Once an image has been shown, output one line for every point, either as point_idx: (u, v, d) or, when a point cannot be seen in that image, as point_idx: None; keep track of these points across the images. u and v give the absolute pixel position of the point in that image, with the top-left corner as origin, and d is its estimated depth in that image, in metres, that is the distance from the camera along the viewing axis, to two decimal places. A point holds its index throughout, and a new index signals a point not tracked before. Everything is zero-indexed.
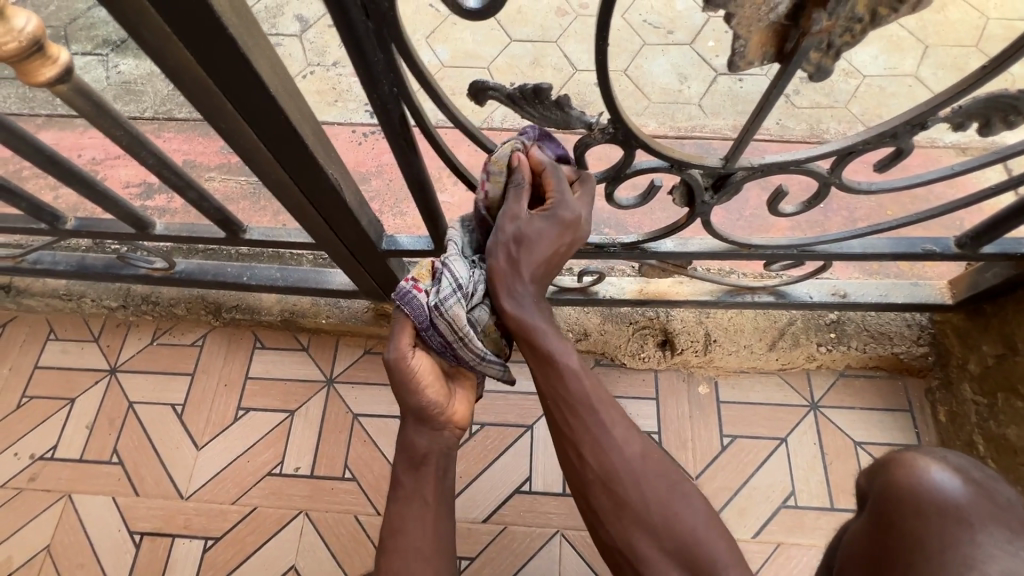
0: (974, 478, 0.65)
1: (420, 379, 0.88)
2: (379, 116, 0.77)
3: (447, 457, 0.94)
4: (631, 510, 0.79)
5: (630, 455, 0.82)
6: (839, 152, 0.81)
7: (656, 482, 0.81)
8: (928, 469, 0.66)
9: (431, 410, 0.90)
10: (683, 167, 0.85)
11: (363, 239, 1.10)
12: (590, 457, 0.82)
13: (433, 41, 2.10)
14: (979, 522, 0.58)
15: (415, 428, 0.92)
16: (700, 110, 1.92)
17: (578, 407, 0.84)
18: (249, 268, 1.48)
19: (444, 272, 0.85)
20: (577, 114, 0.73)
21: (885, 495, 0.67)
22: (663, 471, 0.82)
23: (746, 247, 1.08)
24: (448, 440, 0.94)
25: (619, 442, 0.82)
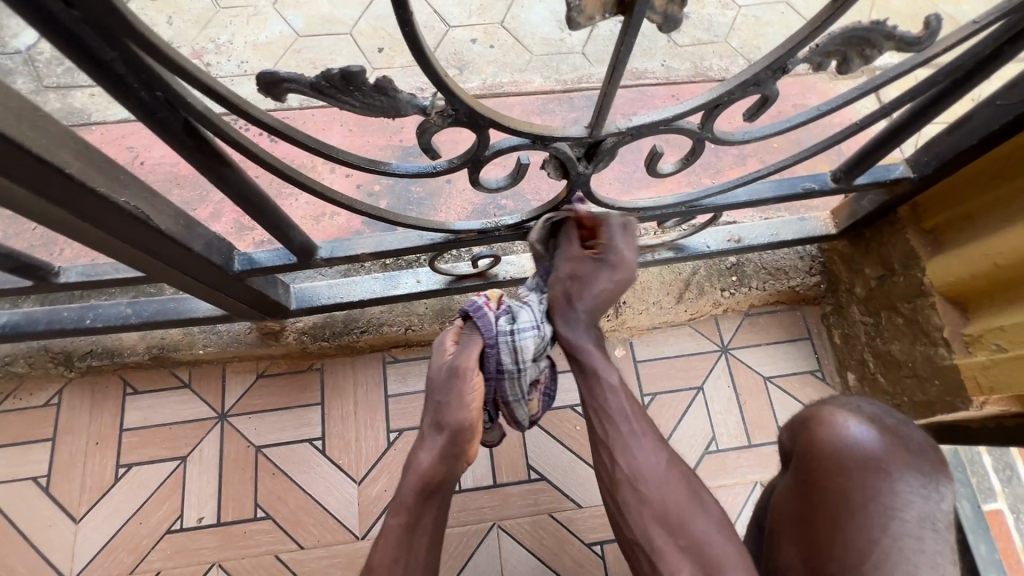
0: (886, 424, 0.89)
1: (469, 399, 0.95)
2: (157, 130, 0.61)
3: (450, 484, 0.97)
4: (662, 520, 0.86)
5: (661, 470, 0.89)
6: (707, 105, 0.74)
7: (680, 497, 0.87)
8: (846, 417, 0.89)
9: (462, 436, 0.95)
10: (547, 141, 0.75)
11: (207, 264, 0.94)
12: (623, 459, 0.91)
13: (282, 8, 1.84)
14: (896, 472, 0.83)
15: (436, 446, 0.96)
16: (584, 59, 1.81)
17: (612, 412, 0.94)
18: (91, 308, 1.25)
19: (522, 311, 0.97)
20: (404, 97, 0.61)
21: (815, 456, 0.87)
22: (690, 488, 0.89)
23: (634, 211, 1.02)
24: (460, 472, 0.98)
25: (652, 458, 0.90)
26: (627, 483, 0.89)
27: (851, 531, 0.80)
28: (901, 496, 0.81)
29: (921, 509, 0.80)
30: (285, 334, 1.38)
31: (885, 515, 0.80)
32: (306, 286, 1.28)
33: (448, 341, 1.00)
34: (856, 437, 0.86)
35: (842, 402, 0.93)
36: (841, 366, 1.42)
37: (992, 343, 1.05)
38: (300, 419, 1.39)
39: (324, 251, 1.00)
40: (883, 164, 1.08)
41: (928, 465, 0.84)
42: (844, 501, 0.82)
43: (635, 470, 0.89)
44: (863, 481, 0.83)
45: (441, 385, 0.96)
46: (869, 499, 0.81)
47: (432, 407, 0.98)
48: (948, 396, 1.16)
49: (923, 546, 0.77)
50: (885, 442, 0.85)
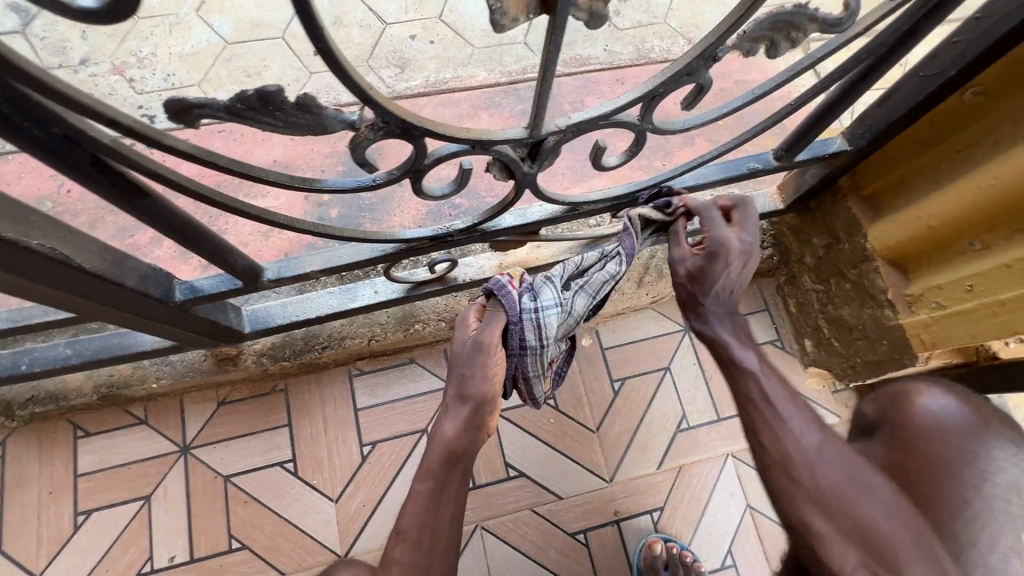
0: (973, 402, 0.95)
1: (493, 373, 0.88)
2: (59, 169, 0.58)
3: (473, 454, 0.92)
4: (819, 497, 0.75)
5: (814, 445, 0.78)
6: (644, 98, 0.74)
7: (841, 471, 0.76)
8: (935, 393, 0.95)
9: (484, 410, 0.89)
10: (487, 144, 0.74)
11: (143, 298, 0.89)
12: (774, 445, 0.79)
13: (206, 14, 1.75)
14: (992, 442, 0.90)
15: (459, 418, 0.89)
16: (527, 49, 1.80)
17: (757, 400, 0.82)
18: (26, 352, 1.17)
19: (543, 290, 0.90)
20: (329, 111, 0.59)
21: (912, 429, 0.93)
22: (849, 463, 0.77)
23: (583, 204, 1.01)
24: (480, 442, 0.93)
25: (801, 432, 0.79)
26: (772, 462, 0.78)
27: (950, 493, 0.86)
28: (995, 463, 0.88)
29: (1011, 475, 0.87)
30: (244, 357, 1.33)
31: (979, 479, 0.86)
32: (259, 308, 1.23)
33: (467, 315, 0.91)
34: (944, 409, 0.93)
35: (931, 379, 0.99)
36: (798, 333, 1.48)
37: (932, 301, 1.09)
38: (268, 443, 1.35)
39: (270, 272, 0.97)
40: (821, 140, 1.11)
41: (1014, 436, 0.91)
42: (942, 471, 0.88)
43: (780, 450, 0.78)
44: (958, 449, 0.89)
45: (465, 358, 0.89)
46: (968, 464, 0.88)
47: (456, 375, 0.90)
48: (896, 353, 1.20)
49: (1011, 510, 0.83)
50: (972, 412, 0.92)
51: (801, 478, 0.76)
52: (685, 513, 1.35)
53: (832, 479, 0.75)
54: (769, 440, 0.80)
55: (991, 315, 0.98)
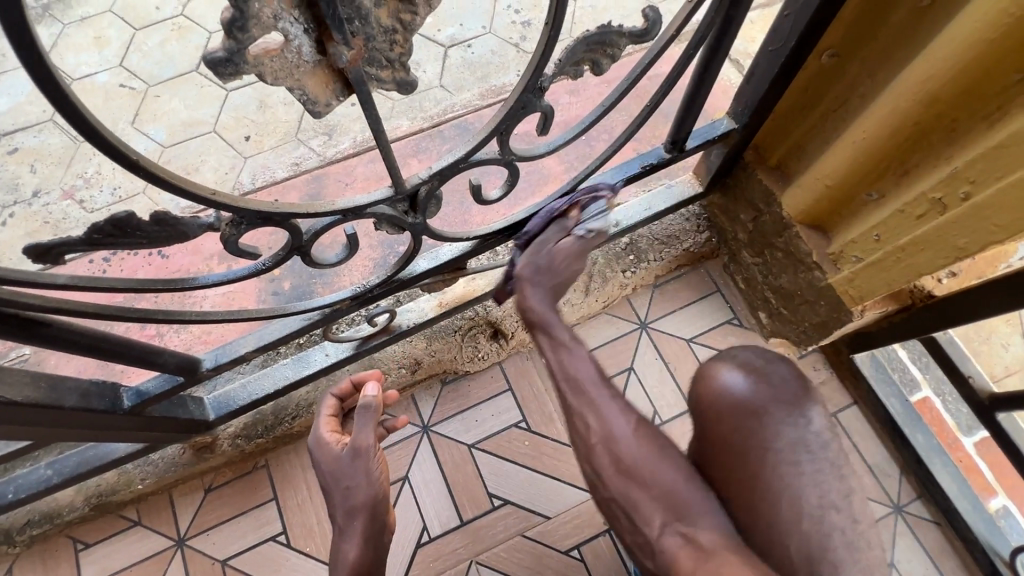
0: (758, 369, 0.94)
1: (378, 473, 1.01)
2: None
3: (380, 562, 1.01)
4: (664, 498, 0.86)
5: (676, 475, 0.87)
6: (492, 135, 0.79)
7: (673, 480, 0.87)
8: (728, 369, 0.95)
9: (379, 508, 1.01)
10: (360, 211, 0.79)
11: (91, 413, 0.95)
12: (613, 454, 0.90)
13: (141, 125, 1.87)
14: (771, 414, 0.90)
15: (358, 533, 0.99)
16: (444, 90, 1.88)
17: (597, 442, 0.90)
18: (10, 480, 1.23)
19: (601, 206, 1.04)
20: (184, 220, 0.64)
21: (709, 409, 0.94)
22: (671, 460, 0.89)
23: (488, 235, 1.06)
24: (382, 545, 1.02)
25: (665, 469, 0.87)
26: (595, 443, 0.90)
27: (755, 465, 0.89)
28: (773, 430, 0.90)
29: (793, 437, 0.90)
30: (220, 443, 1.38)
31: (762, 452, 0.89)
32: (221, 392, 1.28)
33: (329, 436, 1.04)
34: (733, 385, 0.93)
35: (723, 354, 0.99)
36: (753, 308, 1.49)
37: (850, 257, 1.10)
38: (259, 520, 1.38)
39: (207, 361, 1.02)
40: (708, 123, 1.16)
41: (794, 400, 0.92)
42: (734, 452, 0.90)
43: (601, 437, 0.90)
44: (742, 422, 0.91)
45: (346, 468, 1.00)
46: (750, 441, 0.90)
47: (338, 499, 1.00)
48: (835, 312, 1.21)
49: (802, 469, 0.88)
50: (757, 386, 0.92)
51: (618, 454, 0.89)
52: None
53: (642, 461, 0.88)
54: (647, 472, 0.87)
55: (898, 263, 1.00)
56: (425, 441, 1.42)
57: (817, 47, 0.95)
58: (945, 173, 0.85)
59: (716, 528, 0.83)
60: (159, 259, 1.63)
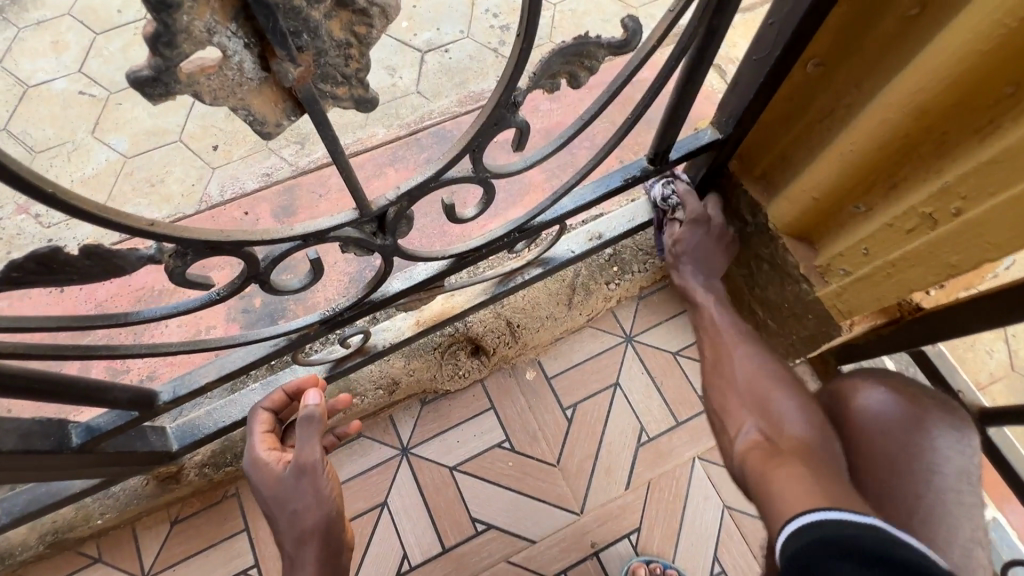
0: (910, 392, 1.00)
1: (326, 491, 0.96)
2: None
3: None
4: (744, 397, 1.07)
5: (744, 342, 1.14)
6: (464, 153, 0.73)
7: (756, 388, 1.07)
8: (875, 387, 1.01)
9: (333, 527, 0.96)
10: (322, 235, 0.73)
11: (34, 455, 0.87)
12: (719, 349, 1.16)
13: (102, 134, 1.78)
14: (932, 430, 0.97)
15: (310, 561, 0.94)
16: (421, 97, 1.82)
17: (708, 320, 1.21)
18: None
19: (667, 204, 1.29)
20: (116, 255, 0.57)
21: (856, 424, 1.00)
22: (771, 368, 1.10)
23: (464, 253, 1.01)
24: (343, 563, 0.99)
25: (738, 336, 1.16)
26: (710, 360, 1.16)
27: (910, 484, 0.93)
28: (939, 451, 0.95)
29: (959, 462, 0.95)
30: (186, 473, 1.31)
31: (927, 472, 0.94)
32: (184, 421, 1.21)
33: (267, 455, 0.99)
34: (882, 402, 0.99)
35: (870, 373, 1.05)
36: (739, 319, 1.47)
37: (838, 269, 1.07)
38: (229, 553, 1.31)
39: (165, 394, 0.95)
40: (692, 134, 1.13)
41: (959, 423, 0.98)
42: (892, 469, 0.95)
43: (717, 349, 1.16)
44: (903, 441, 0.96)
45: (291, 491, 0.95)
46: (913, 459, 0.95)
47: (286, 526, 0.95)
48: (823, 326, 1.19)
49: (962, 499, 0.92)
50: (910, 406, 0.98)
51: (731, 370, 1.12)
52: (662, 528, 1.32)
53: (761, 378, 1.09)
54: (713, 344, 1.18)
55: (888, 277, 0.97)
56: (404, 464, 1.37)
57: (802, 56, 0.92)
58: (936, 187, 0.83)
59: (795, 432, 0.98)
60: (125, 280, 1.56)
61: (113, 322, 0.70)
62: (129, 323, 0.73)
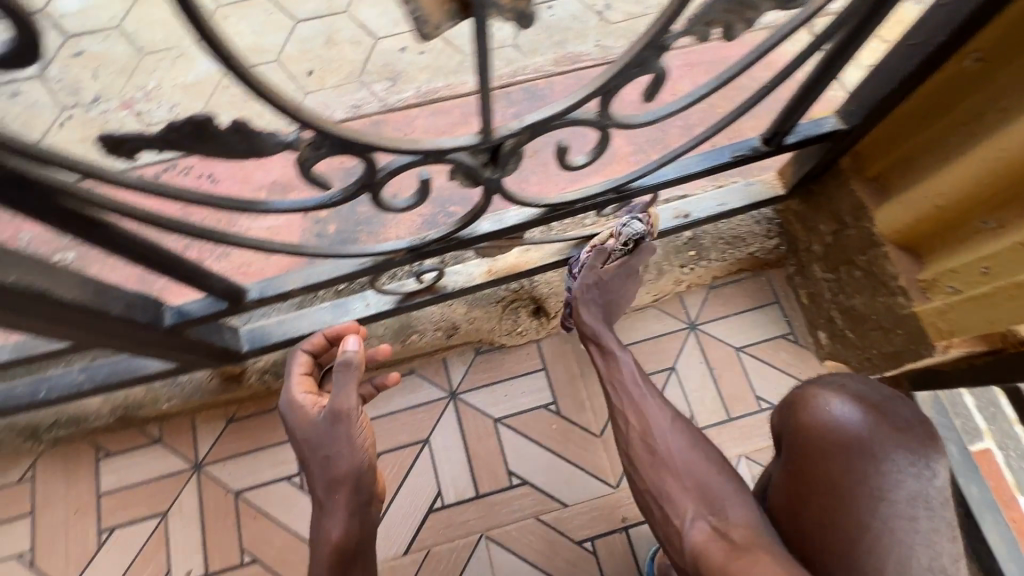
0: (872, 403, 0.89)
1: (360, 440, 0.98)
2: (24, 208, 0.62)
3: (365, 542, 0.98)
4: (690, 481, 0.98)
5: (665, 416, 1.07)
6: (597, 93, 0.71)
7: (688, 470, 0.99)
8: (832, 400, 0.90)
9: (363, 477, 0.98)
10: (441, 154, 0.73)
11: (132, 326, 0.92)
12: (642, 424, 1.07)
13: (206, 45, 1.83)
14: (885, 454, 0.84)
15: (340, 512, 0.96)
16: (518, 51, 1.78)
17: (625, 383, 1.13)
18: (44, 379, 1.24)
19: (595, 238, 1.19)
20: (263, 134, 0.59)
21: (804, 442, 0.89)
22: (701, 447, 1.02)
23: (559, 204, 1.00)
24: (372, 517, 1.01)
25: (653, 410, 1.08)
26: (636, 437, 1.06)
27: (855, 515, 0.81)
28: (891, 477, 0.82)
29: (914, 488, 0.82)
30: (248, 376, 1.37)
31: (874, 500, 0.82)
32: (257, 326, 1.26)
33: (304, 399, 1.03)
34: (840, 418, 0.88)
35: (828, 381, 0.94)
36: (812, 325, 1.41)
37: (947, 286, 1.01)
38: (276, 458, 1.37)
39: (253, 292, 0.99)
40: (813, 120, 1.07)
41: (921, 444, 0.85)
42: (836, 495, 0.84)
43: (640, 424, 1.07)
44: (849, 464, 0.85)
45: (326, 434, 0.97)
46: (859, 484, 0.83)
47: (320, 471, 0.97)
48: (913, 344, 1.13)
49: (919, 527, 0.79)
50: (869, 423, 0.86)
51: (655, 447, 1.03)
52: None
53: (695, 458, 1.00)
54: (635, 418, 1.08)
55: (1005, 303, 0.91)
56: (450, 407, 1.39)
57: (963, 48, 0.84)
58: None
59: (741, 520, 0.90)
60: (228, 167, 1.64)
61: (244, 206, 0.72)
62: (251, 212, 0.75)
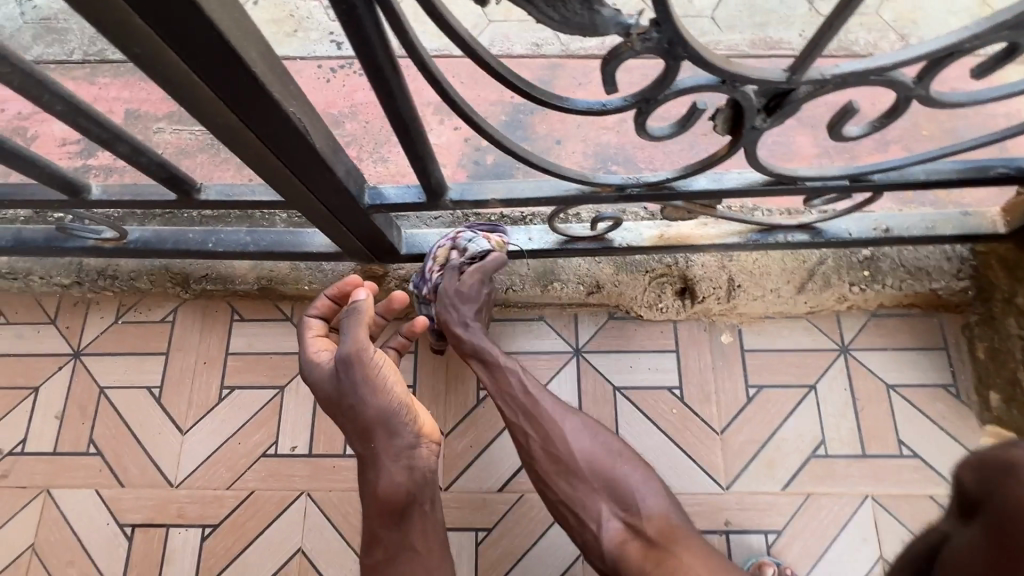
0: None
1: (382, 385, 0.95)
2: (353, 44, 0.64)
3: (420, 485, 1.02)
4: (599, 485, 1.02)
5: (565, 420, 1.07)
6: (936, 54, 0.65)
7: (590, 476, 1.03)
8: None
9: (397, 419, 0.97)
10: (739, 83, 0.68)
11: (341, 194, 0.92)
12: (559, 431, 1.06)
13: None
14: None
15: (384, 465, 0.97)
16: (713, 25, 1.69)
17: (513, 390, 1.10)
18: (214, 232, 1.29)
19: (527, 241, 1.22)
20: (609, 13, 0.55)
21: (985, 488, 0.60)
22: (608, 449, 1.06)
23: (790, 179, 0.93)
24: (424, 461, 1.01)
25: (553, 413, 1.07)
26: (535, 447, 1.06)
27: None
28: None
29: None
30: (387, 280, 1.38)
31: None
32: (416, 233, 1.26)
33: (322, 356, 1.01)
34: None
35: None
36: (982, 383, 1.29)
37: None
38: None
39: (454, 193, 0.97)
40: None
41: None
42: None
43: (541, 432, 1.06)
44: None
45: (347, 387, 0.96)
46: None
47: (349, 424, 0.98)
48: None
49: None
50: None
51: (558, 453, 1.05)
52: (804, 545, 1.23)
53: (597, 458, 1.04)
54: (532, 427, 1.07)
55: None
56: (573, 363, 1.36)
57: None
58: None
59: (655, 514, 1.01)
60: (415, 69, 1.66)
61: (546, 102, 0.73)
62: (533, 103, 0.74)
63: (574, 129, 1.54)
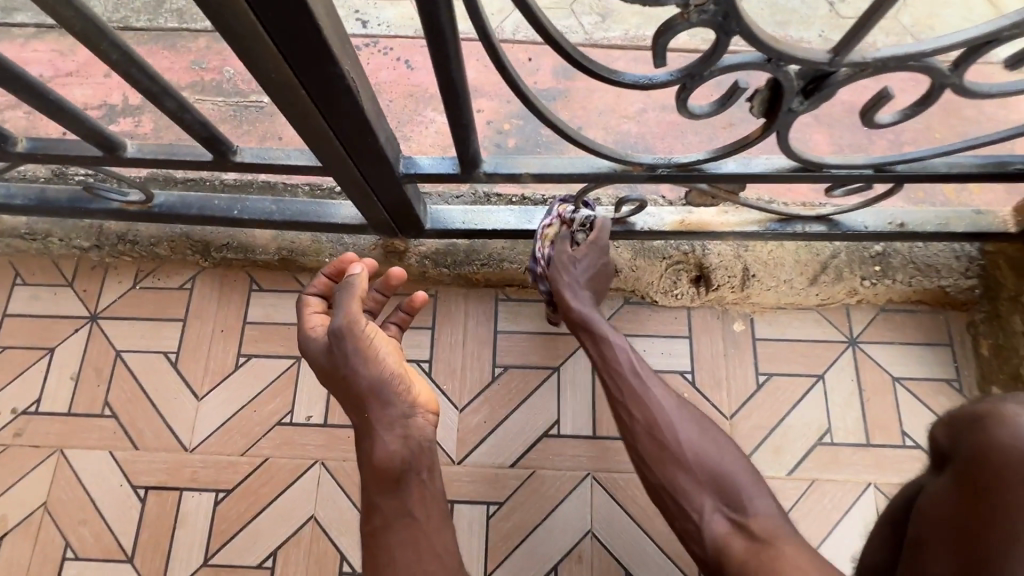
0: None
1: (374, 353, 0.95)
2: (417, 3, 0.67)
3: (416, 457, 0.99)
4: (704, 476, 1.00)
5: (667, 404, 1.07)
6: (973, 42, 0.67)
7: (695, 461, 1.01)
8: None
9: (393, 386, 0.96)
10: (783, 62, 0.70)
11: (379, 161, 0.94)
12: (654, 410, 1.07)
13: None
14: None
15: (380, 435, 0.96)
16: None
17: (620, 369, 1.12)
18: (239, 200, 1.30)
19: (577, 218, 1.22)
20: None
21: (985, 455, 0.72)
22: (712, 439, 1.03)
23: (817, 166, 0.96)
24: (420, 432, 0.99)
25: (657, 396, 1.08)
26: (638, 428, 1.06)
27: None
28: None
29: None
30: (408, 255, 1.40)
31: None
32: (442, 208, 1.28)
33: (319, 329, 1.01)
34: None
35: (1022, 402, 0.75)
36: (984, 379, 1.33)
37: None
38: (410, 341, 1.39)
39: (487, 165, 0.99)
40: None
41: None
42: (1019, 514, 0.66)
43: (645, 415, 1.06)
44: None
45: (341, 356, 0.96)
46: None
47: (343, 393, 0.98)
48: None
49: None
50: None
51: (663, 438, 1.04)
52: (807, 528, 1.26)
53: (705, 449, 1.02)
54: (636, 407, 1.08)
55: None
56: None
57: None
58: None
59: (763, 513, 0.95)
60: None
61: (596, 73, 0.76)
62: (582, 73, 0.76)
63: (596, 116, 1.57)
